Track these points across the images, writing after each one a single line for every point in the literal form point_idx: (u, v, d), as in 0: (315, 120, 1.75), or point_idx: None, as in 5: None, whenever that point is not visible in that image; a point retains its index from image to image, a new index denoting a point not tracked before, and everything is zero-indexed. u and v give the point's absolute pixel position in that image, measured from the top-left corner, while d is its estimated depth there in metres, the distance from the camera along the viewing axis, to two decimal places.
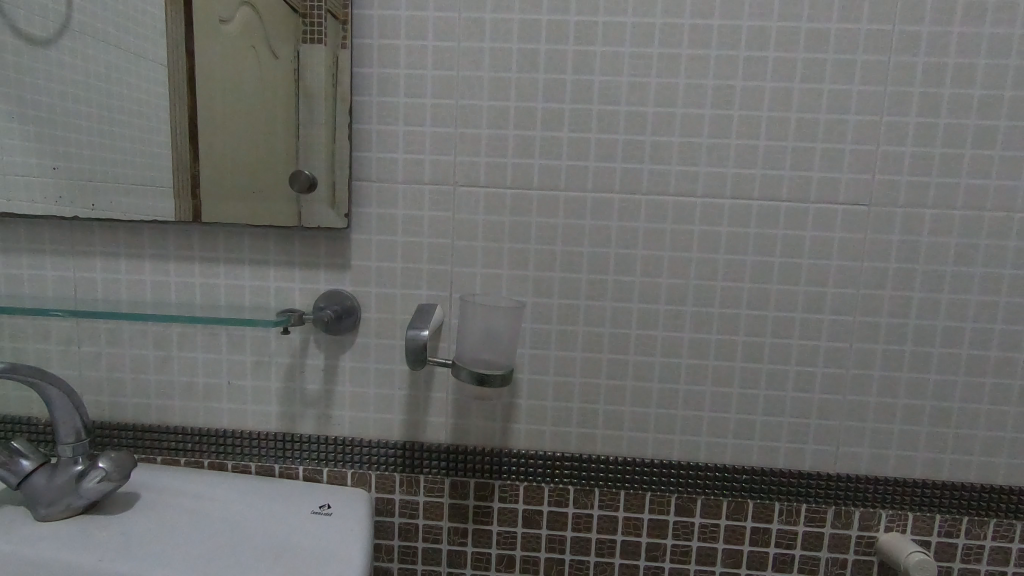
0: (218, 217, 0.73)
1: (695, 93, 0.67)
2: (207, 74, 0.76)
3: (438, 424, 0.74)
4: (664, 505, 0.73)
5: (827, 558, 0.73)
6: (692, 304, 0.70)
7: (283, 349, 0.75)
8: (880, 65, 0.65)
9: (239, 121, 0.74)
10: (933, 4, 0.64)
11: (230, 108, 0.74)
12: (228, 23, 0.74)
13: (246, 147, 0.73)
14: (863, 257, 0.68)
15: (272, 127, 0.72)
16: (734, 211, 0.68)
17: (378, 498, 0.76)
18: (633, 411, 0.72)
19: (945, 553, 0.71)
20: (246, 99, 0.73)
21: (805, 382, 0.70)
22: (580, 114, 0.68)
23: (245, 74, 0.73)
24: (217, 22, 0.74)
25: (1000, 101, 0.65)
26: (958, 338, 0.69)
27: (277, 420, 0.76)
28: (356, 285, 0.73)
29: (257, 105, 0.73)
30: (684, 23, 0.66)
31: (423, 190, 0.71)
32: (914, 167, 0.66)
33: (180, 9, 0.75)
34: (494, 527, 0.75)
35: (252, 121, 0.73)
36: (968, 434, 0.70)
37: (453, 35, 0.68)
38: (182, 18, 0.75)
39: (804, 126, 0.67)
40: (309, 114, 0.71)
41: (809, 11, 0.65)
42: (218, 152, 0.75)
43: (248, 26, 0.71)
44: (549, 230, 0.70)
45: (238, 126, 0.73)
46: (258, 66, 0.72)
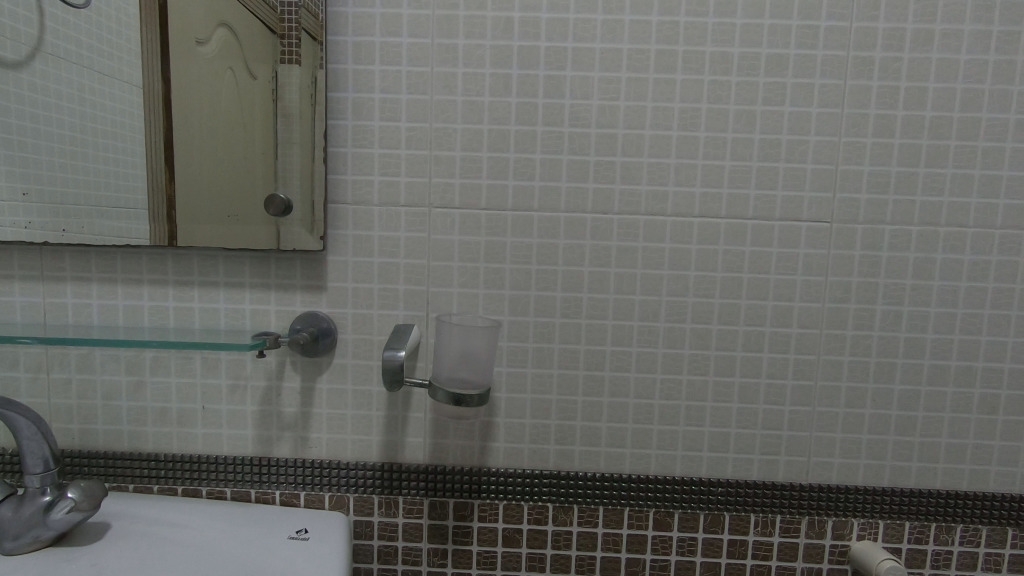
0: (195, 240, 0.73)
1: (664, 115, 0.69)
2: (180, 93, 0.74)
3: (416, 444, 0.74)
4: (642, 520, 0.74)
5: (802, 568, 0.74)
6: (665, 320, 0.72)
7: (259, 372, 0.74)
8: (837, 88, 0.68)
9: (218, 143, 0.73)
10: (884, 32, 0.67)
11: (208, 131, 0.73)
12: (205, 43, 0.72)
13: (223, 169, 0.73)
14: (827, 272, 0.70)
15: (250, 149, 0.72)
16: (703, 228, 0.70)
17: (357, 521, 0.75)
18: (610, 427, 0.73)
19: (915, 560, 0.73)
20: (221, 121, 0.73)
21: (776, 394, 0.72)
22: (553, 136, 0.70)
23: (220, 95, 0.72)
24: (190, 40, 0.73)
25: (950, 122, 0.68)
26: (921, 349, 0.71)
27: (253, 445, 0.75)
28: (332, 306, 0.73)
29: (236, 127, 0.72)
30: (650, 48, 0.68)
31: (399, 211, 0.72)
32: (872, 185, 0.69)
33: (154, 29, 0.74)
34: (474, 547, 0.75)
35: (228, 143, 0.73)
36: (934, 442, 0.72)
37: (427, 60, 0.70)
38: (156, 37, 0.74)
39: (767, 147, 0.69)
40: (287, 136, 0.71)
41: (769, 37, 0.68)
42: (193, 174, 0.74)
43: (224, 48, 0.71)
44: (523, 250, 0.71)
45: (215, 148, 0.73)
46: (236, 89, 0.72)
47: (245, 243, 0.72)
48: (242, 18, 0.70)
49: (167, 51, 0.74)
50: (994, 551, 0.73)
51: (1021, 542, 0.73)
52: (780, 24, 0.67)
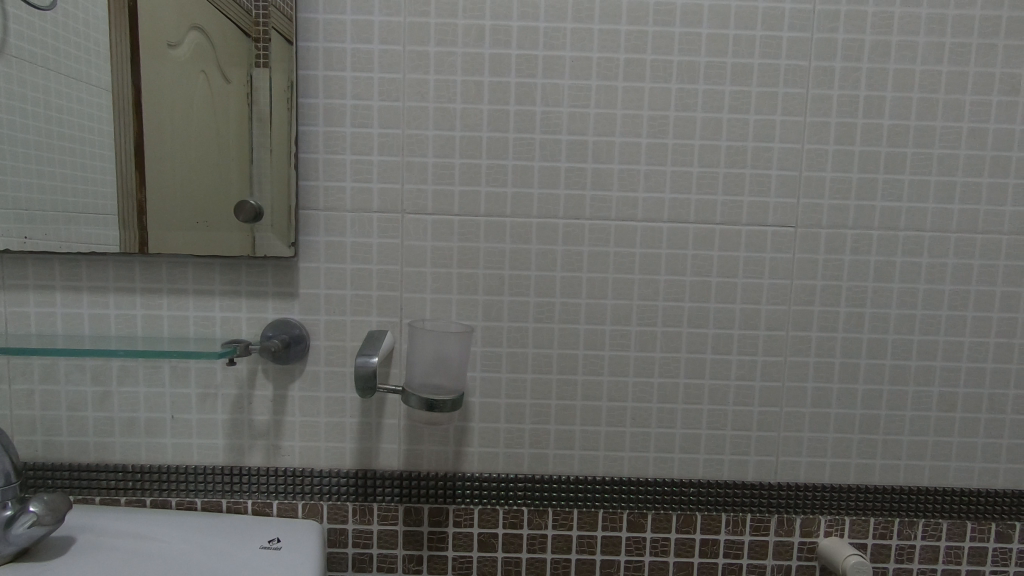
0: (165, 246, 0.72)
1: (632, 122, 0.70)
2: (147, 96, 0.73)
3: (391, 450, 0.74)
4: (616, 522, 0.75)
5: (773, 565, 0.75)
6: (636, 324, 0.73)
7: (230, 380, 0.73)
8: (799, 96, 0.70)
9: (190, 149, 0.72)
10: (843, 42, 0.69)
11: (179, 136, 0.72)
12: (177, 46, 0.71)
13: (193, 175, 0.72)
14: (793, 276, 0.72)
15: (224, 155, 0.72)
16: (672, 233, 0.71)
17: (331, 529, 0.75)
18: (583, 430, 0.74)
19: (880, 554, 0.75)
20: (193, 126, 0.72)
21: (745, 395, 0.73)
22: (524, 143, 0.71)
23: (192, 100, 0.71)
24: (160, 43, 0.72)
25: (907, 130, 0.71)
26: (883, 349, 0.73)
27: (224, 454, 0.74)
28: (305, 312, 0.73)
29: (209, 132, 0.72)
30: (619, 57, 0.70)
31: (372, 217, 0.72)
32: (834, 191, 0.71)
33: (123, 31, 0.72)
34: (450, 553, 0.75)
35: (199, 148, 0.72)
36: (896, 439, 0.74)
37: (398, 67, 0.70)
38: (124, 39, 0.72)
39: (733, 154, 0.71)
40: (262, 141, 0.71)
41: (734, 47, 0.69)
42: (163, 179, 0.73)
43: (196, 53, 0.70)
44: (496, 255, 0.72)
45: (185, 153, 0.72)
46: (211, 93, 0.71)
47: (220, 250, 0.72)
48: (216, 22, 0.70)
49: (137, 53, 0.72)
50: (955, 544, 0.75)
51: (981, 535, 0.75)
52: (744, 35, 0.69)
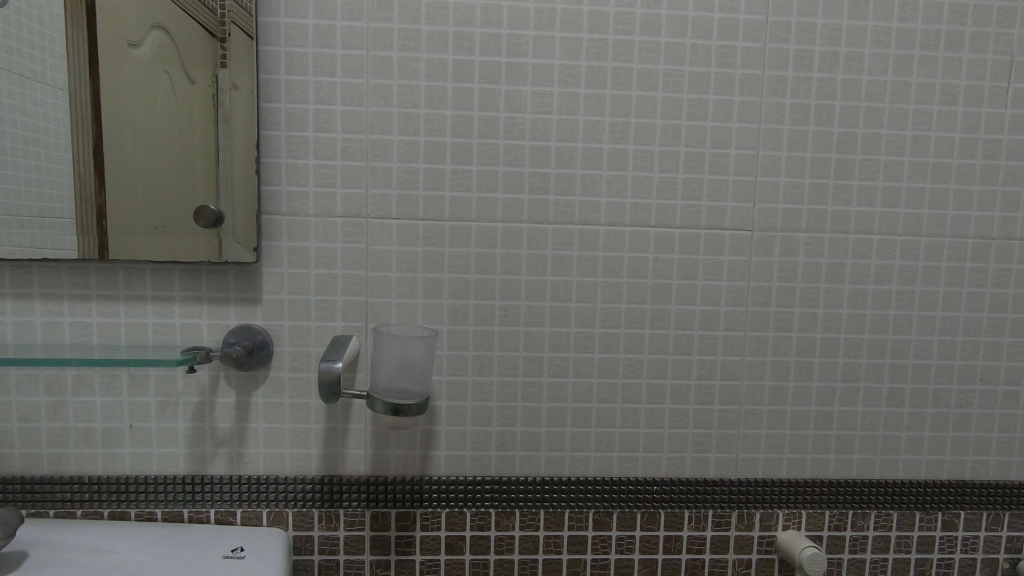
0: (124, 251, 0.70)
1: (594, 129, 0.72)
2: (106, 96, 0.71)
3: (357, 456, 0.74)
4: (582, 521, 0.76)
5: (734, 560, 0.78)
6: (600, 326, 0.74)
7: (191, 388, 0.72)
8: (754, 104, 0.73)
9: (153, 149, 0.71)
10: (795, 53, 0.72)
11: (141, 136, 0.71)
12: (138, 46, 0.70)
13: (155, 178, 0.71)
14: (749, 278, 0.74)
15: (189, 156, 0.71)
16: (634, 237, 0.73)
17: (296, 536, 0.74)
18: (549, 431, 0.75)
19: (835, 546, 0.78)
20: (153, 127, 0.71)
21: (705, 395, 0.75)
22: (488, 148, 0.71)
23: (152, 101, 0.70)
24: (120, 42, 0.70)
25: (855, 137, 0.74)
26: (836, 348, 0.76)
27: (186, 463, 0.73)
28: (268, 318, 0.72)
29: (173, 132, 0.71)
30: (580, 65, 0.71)
31: (336, 222, 0.71)
32: (788, 196, 0.74)
33: (81, 30, 0.71)
34: (417, 557, 0.75)
35: (160, 151, 0.71)
36: (849, 434, 0.77)
37: (361, 72, 0.70)
38: (83, 38, 0.71)
39: (692, 159, 0.73)
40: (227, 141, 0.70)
41: (691, 56, 0.71)
42: (122, 182, 0.71)
43: (158, 53, 0.70)
44: (461, 260, 0.72)
45: (145, 155, 0.71)
46: (173, 93, 0.70)
47: (184, 253, 0.71)
48: (179, 21, 0.69)
49: (96, 52, 0.70)
50: (905, 534, 0.78)
51: (928, 525, 0.78)
52: (700, 44, 0.71)
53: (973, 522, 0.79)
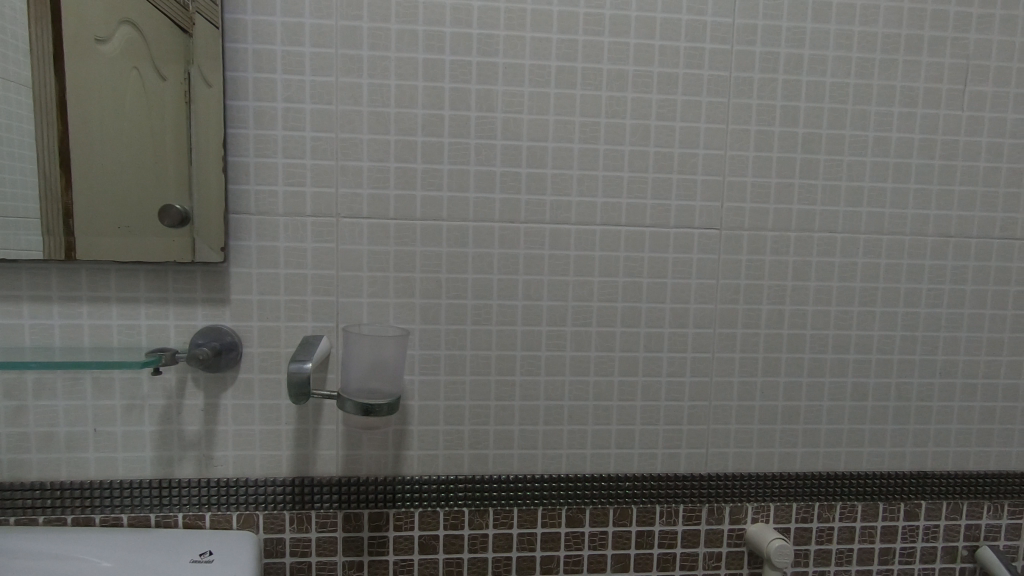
0: (92, 251, 0.69)
1: (564, 128, 0.72)
2: (72, 92, 0.69)
3: (328, 457, 0.74)
4: (555, 518, 0.76)
5: (704, 553, 0.79)
6: (571, 324, 0.75)
7: (157, 390, 0.71)
8: (721, 105, 0.74)
9: (123, 147, 0.70)
10: (761, 55, 0.73)
11: (110, 133, 0.69)
12: (106, 42, 0.69)
13: (125, 177, 0.70)
14: (718, 276, 0.76)
15: (160, 153, 0.70)
16: (605, 236, 0.74)
17: (267, 539, 0.73)
18: (521, 429, 0.75)
19: (802, 537, 0.79)
20: (123, 125, 0.69)
21: (675, 391, 0.77)
22: (459, 148, 0.71)
23: (121, 99, 0.69)
24: (87, 38, 0.69)
25: (820, 138, 0.75)
26: (802, 344, 0.77)
27: (153, 467, 0.72)
28: (236, 319, 0.71)
29: (143, 131, 0.69)
30: (551, 65, 0.71)
31: (305, 221, 0.71)
32: (755, 196, 0.75)
33: (46, 24, 0.69)
34: (391, 557, 0.75)
35: (131, 149, 0.70)
36: (815, 428, 0.79)
37: (330, 70, 0.69)
38: (48, 33, 0.69)
39: (661, 159, 0.74)
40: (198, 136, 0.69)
41: (660, 57, 0.72)
42: (91, 180, 0.70)
43: (127, 49, 0.68)
44: (433, 259, 0.72)
45: (115, 154, 0.70)
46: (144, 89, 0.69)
47: (156, 253, 0.69)
48: (149, 18, 0.68)
49: (62, 48, 0.69)
50: (869, 524, 0.80)
51: (892, 515, 0.80)
52: (669, 45, 0.72)
53: (934, 512, 0.81)
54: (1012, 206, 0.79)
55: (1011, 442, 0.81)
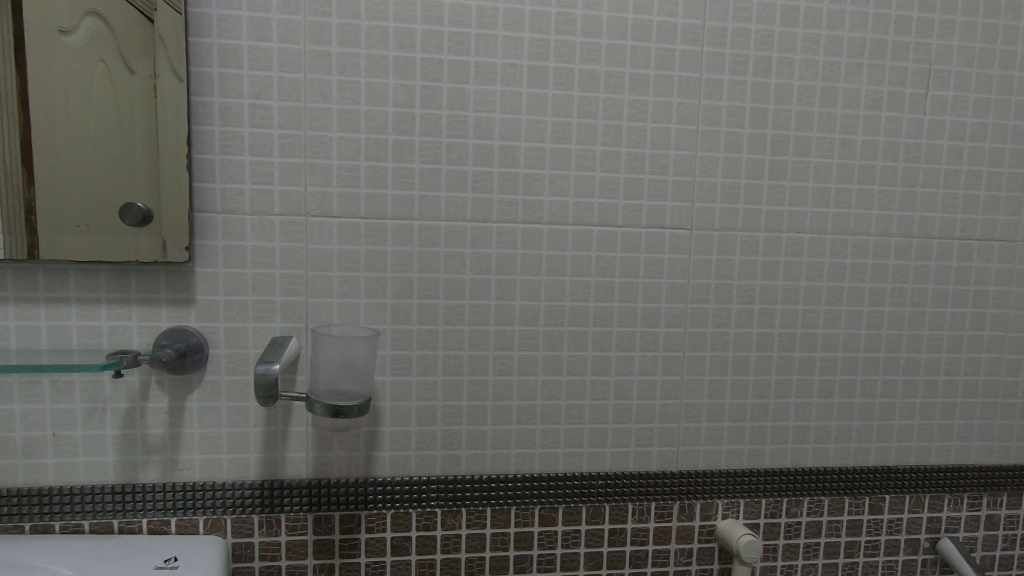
0: (55, 250, 0.67)
1: (536, 128, 0.72)
2: (33, 84, 0.66)
3: (298, 459, 0.73)
4: (528, 517, 0.76)
5: (676, 550, 0.80)
6: (544, 324, 0.75)
7: (120, 393, 0.69)
8: (692, 106, 0.74)
9: (89, 144, 0.68)
10: (731, 57, 0.74)
11: (74, 128, 0.67)
12: (70, 33, 0.66)
13: (91, 175, 0.68)
14: (689, 276, 0.76)
15: (128, 150, 0.68)
16: (577, 236, 0.74)
17: (236, 543, 0.72)
18: (494, 429, 0.75)
19: (771, 533, 0.81)
20: (89, 121, 0.67)
21: (647, 390, 0.77)
22: (430, 146, 0.71)
23: (88, 94, 0.67)
24: (49, 28, 0.66)
25: (788, 140, 0.76)
26: (771, 342, 0.79)
27: (115, 472, 0.70)
28: (202, 320, 0.70)
29: (111, 128, 0.68)
30: (522, 64, 0.71)
31: (273, 220, 0.70)
32: (725, 196, 0.76)
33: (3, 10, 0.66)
34: (363, 559, 0.75)
35: (97, 146, 0.68)
36: (783, 425, 0.80)
37: (298, 67, 0.68)
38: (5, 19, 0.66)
39: (633, 160, 0.74)
40: (164, 129, 0.67)
41: (631, 58, 0.73)
42: (54, 177, 0.68)
43: (94, 43, 0.66)
44: (404, 259, 0.72)
45: (81, 151, 0.68)
46: (108, 81, 0.67)
47: (123, 251, 0.68)
48: (117, 11, 0.66)
49: (21, 36, 0.66)
50: (836, 519, 0.82)
51: (857, 509, 0.82)
52: (640, 46, 0.73)
53: (898, 505, 0.83)
54: (971, 207, 0.81)
55: (970, 437, 0.84)
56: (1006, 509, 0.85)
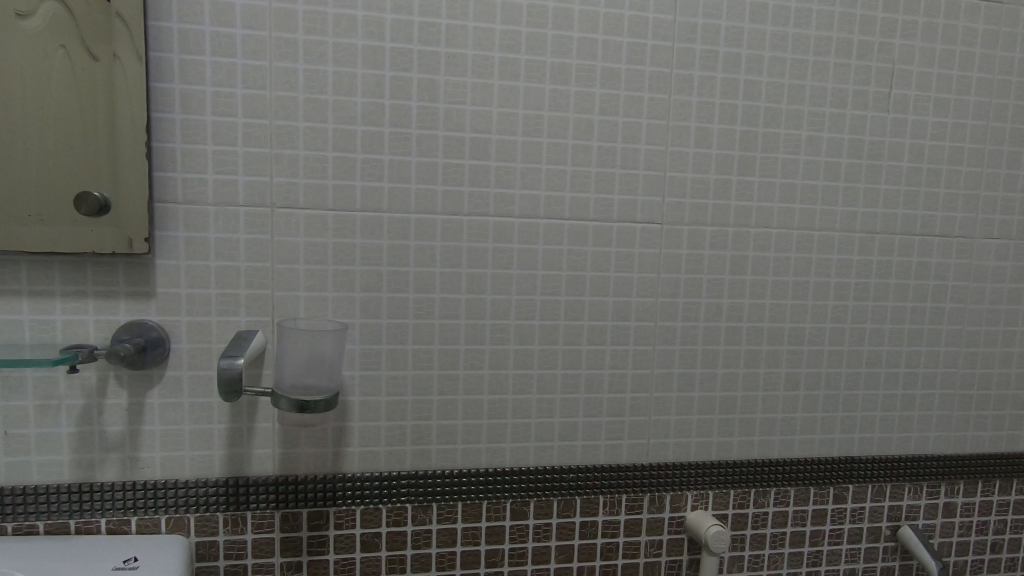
0: (7, 242, 0.64)
1: (508, 121, 0.72)
2: None
3: (264, 456, 0.71)
4: (499, 511, 0.76)
5: (646, 542, 0.80)
6: (515, 318, 0.74)
7: (76, 389, 0.67)
8: (663, 102, 0.75)
9: (44, 132, 0.64)
10: (701, 52, 0.75)
11: (27, 115, 0.64)
12: (24, 13, 0.62)
13: (46, 165, 0.65)
14: (659, 270, 0.77)
15: (86, 140, 0.65)
16: (548, 230, 0.74)
17: (199, 543, 0.70)
18: (465, 423, 0.75)
19: (739, 523, 0.82)
20: (44, 108, 0.64)
21: (617, 383, 0.78)
22: (399, 138, 0.70)
23: (43, 80, 0.63)
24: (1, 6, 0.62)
25: (756, 136, 0.77)
26: (739, 336, 0.80)
27: (71, 471, 0.68)
28: (163, 313, 0.68)
29: (67, 117, 0.64)
30: (493, 56, 0.71)
31: (237, 211, 0.68)
32: (694, 191, 0.76)
33: None
34: (331, 556, 0.74)
35: (53, 135, 0.64)
36: (751, 417, 0.81)
37: (263, 54, 0.66)
38: None
39: (604, 154, 0.74)
40: (125, 119, 0.64)
41: (602, 52, 0.73)
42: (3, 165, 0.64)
43: (51, 26, 0.63)
44: (373, 252, 0.71)
45: (34, 139, 0.64)
46: (62, 66, 0.63)
47: (81, 246, 0.65)
48: None
49: None
50: (801, 508, 0.83)
51: (822, 499, 0.84)
52: (611, 41, 0.73)
53: (860, 494, 0.85)
54: (932, 204, 0.83)
55: (929, 427, 0.86)
56: (963, 496, 0.88)
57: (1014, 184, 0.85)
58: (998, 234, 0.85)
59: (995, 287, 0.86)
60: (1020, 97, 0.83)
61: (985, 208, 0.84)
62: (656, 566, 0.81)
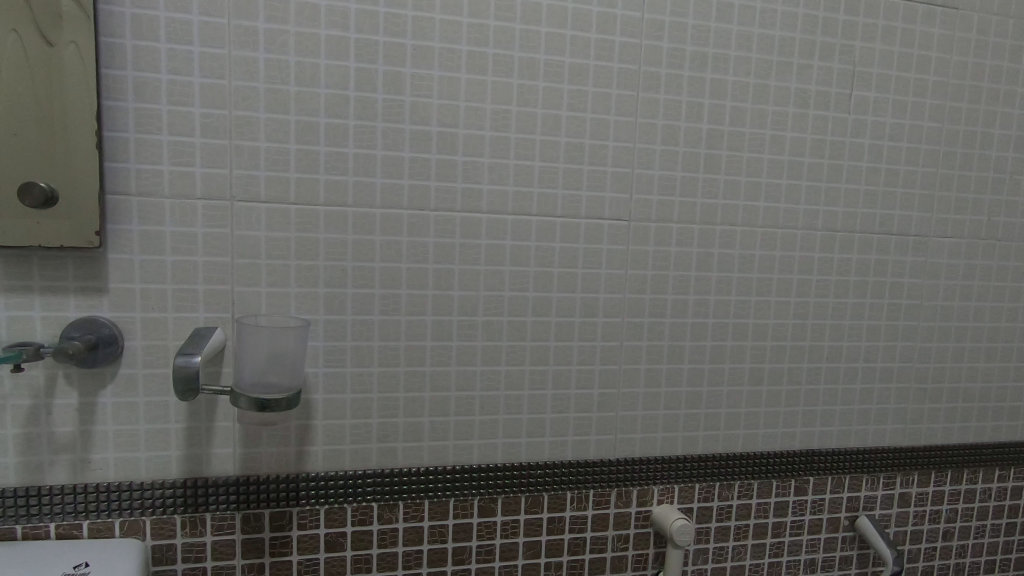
0: None
1: (475, 115, 0.71)
2: None
3: (224, 456, 0.69)
4: (466, 509, 0.76)
5: (613, 536, 0.81)
6: (482, 314, 0.74)
7: (22, 389, 0.64)
8: (630, 99, 0.75)
9: None
10: (668, 50, 0.75)
11: None
12: None
13: None
14: (626, 266, 0.77)
15: (25, 126, 0.61)
16: (516, 225, 0.74)
17: (156, 546, 0.68)
18: (432, 421, 0.74)
19: (704, 516, 0.83)
20: None
21: (585, 379, 0.78)
22: (364, 131, 0.69)
23: None
24: None
25: (722, 134, 0.78)
26: (704, 332, 0.81)
27: (18, 473, 0.65)
28: (116, 310, 0.65)
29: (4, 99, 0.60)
30: (461, 49, 0.70)
31: (194, 204, 0.66)
32: (661, 188, 0.77)
33: None
34: (295, 557, 0.72)
35: None
36: (716, 412, 0.83)
37: (222, 42, 0.64)
38: None
39: (572, 150, 0.74)
40: (72, 107, 0.61)
41: (571, 47, 0.72)
42: None
43: None
44: (337, 247, 0.69)
45: None
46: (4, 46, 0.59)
47: (23, 239, 0.61)
48: None
49: None
50: (764, 501, 0.85)
51: (784, 491, 0.86)
52: (579, 36, 0.72)
53: (820, 486, 0.87)
54: (890, 203, 0.85)
55: (886, 420, 0.89)
56: (917, 486, 0.90)
57: (966, 185, 0.88)
58: (952, 233, 0.88)
59: (948, 284, 0.89)
60: (973, 101, 0.86)
61: (940, 207, 0.87)
62: (623, 560, 0.82)
